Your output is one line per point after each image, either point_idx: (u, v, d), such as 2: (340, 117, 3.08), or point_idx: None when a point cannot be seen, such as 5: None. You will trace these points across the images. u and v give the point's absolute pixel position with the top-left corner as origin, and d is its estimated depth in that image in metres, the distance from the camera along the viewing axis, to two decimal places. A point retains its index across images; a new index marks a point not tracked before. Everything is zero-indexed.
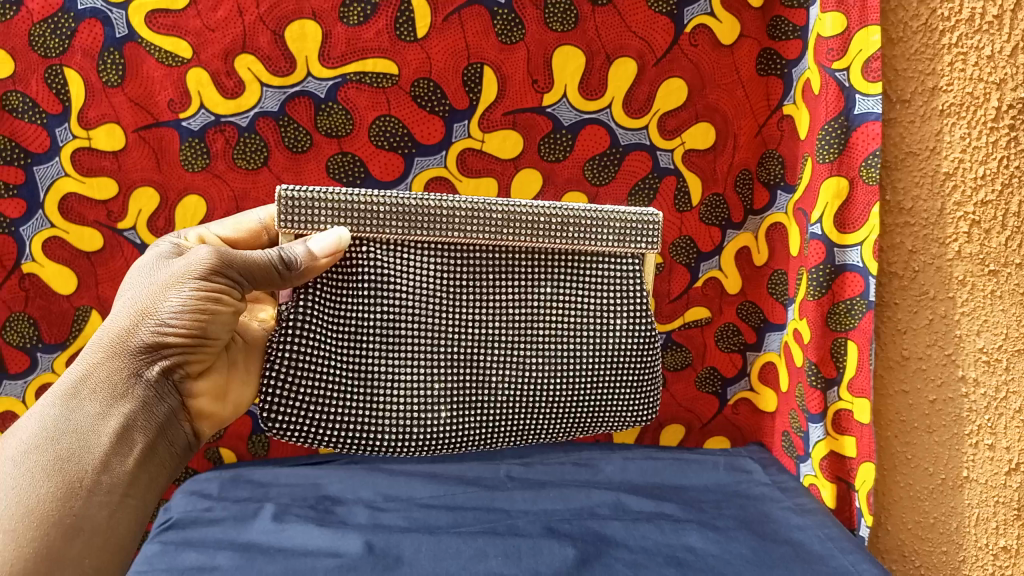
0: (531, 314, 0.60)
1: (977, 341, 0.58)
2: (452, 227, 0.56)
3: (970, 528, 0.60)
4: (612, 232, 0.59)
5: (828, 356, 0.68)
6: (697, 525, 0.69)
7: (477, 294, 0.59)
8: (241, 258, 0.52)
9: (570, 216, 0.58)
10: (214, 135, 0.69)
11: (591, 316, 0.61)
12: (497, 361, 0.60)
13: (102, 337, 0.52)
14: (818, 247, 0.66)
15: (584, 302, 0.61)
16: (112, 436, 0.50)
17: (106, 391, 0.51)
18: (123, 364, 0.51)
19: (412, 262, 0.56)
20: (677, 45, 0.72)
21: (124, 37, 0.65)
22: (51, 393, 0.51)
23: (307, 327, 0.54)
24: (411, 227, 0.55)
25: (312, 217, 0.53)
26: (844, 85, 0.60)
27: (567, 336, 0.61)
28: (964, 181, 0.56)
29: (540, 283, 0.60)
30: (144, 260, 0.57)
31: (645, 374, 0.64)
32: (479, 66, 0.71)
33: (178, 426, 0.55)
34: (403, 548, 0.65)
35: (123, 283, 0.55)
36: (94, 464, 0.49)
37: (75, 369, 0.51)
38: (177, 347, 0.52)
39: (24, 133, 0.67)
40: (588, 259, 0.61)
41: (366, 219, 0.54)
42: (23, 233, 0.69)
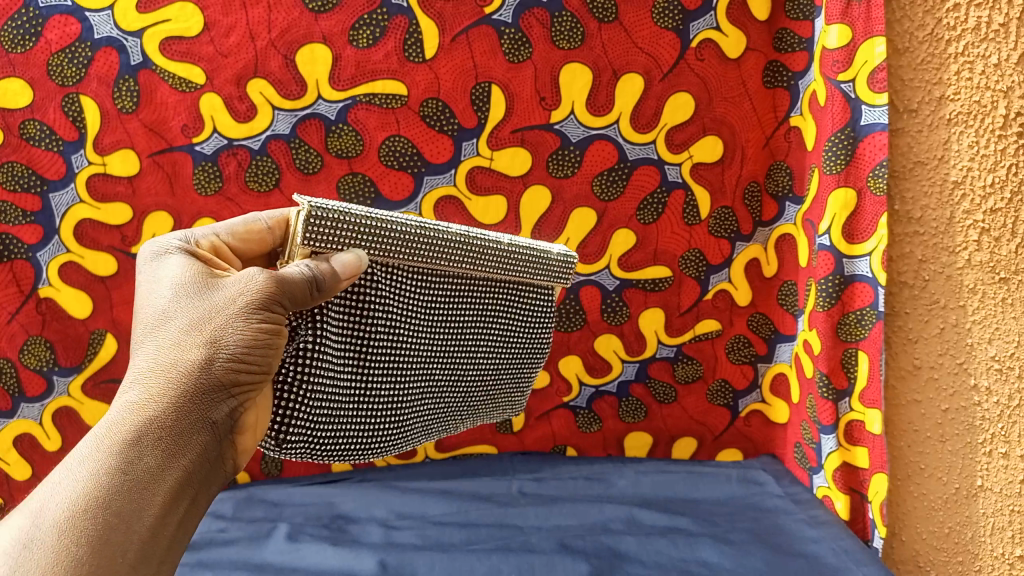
0: (479, 336, 0.56)
1: (989, 349, 0.57)
2: (453, 254, 0.51)
3: (986, 537, 0.59)
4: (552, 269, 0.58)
5: (839, 367, 0.70)
6: (711, 538, 0.69)
7: (438, 319, 0.53)
8: (275, 279, 0.43)
9: (539, 251, 0.57)
10: (226, 159, 0.70)
11: (526, 340, 0.60)
12: (440, 382, 0.55)
13: (158, 369, 0.43)
14: (826, 258, 0.68)
15: (529, 329, 0.60)
16: (166, 497, 0.41)
17: (168, 435, 0.42)
18: (191, 397, 0.43)
19: (410, 288, 0.51)
20: (684, 60, 0.72)
21: (138, 64, 0.66)
22: (96, 436, 0.42)
23: (319, 356, 0.47)
24: (418, 252, 0.49)
25: (334, 237, 0.45)
26: (850, 96, 0.62)
27: (502, 358, 0.59)
28: (972, 190, 0.55)
29: (493, 309, 0.56)
30: (168, 272, 0.48)
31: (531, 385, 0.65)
32: (487, 86, 0.71)
33: (224, 471, 0.46)
34: (416, 566, 0.66)
35: (155, 303, 0.46)
36: (144, 531, 0.40)
37: (125, 405, 0.43)
38: (246, 381, 0.44)
39: (40, 160, 0.68)
40: (538, 290, 0.60)
41: (381, 242, 0.47)
42: (40, 258, 0.70)
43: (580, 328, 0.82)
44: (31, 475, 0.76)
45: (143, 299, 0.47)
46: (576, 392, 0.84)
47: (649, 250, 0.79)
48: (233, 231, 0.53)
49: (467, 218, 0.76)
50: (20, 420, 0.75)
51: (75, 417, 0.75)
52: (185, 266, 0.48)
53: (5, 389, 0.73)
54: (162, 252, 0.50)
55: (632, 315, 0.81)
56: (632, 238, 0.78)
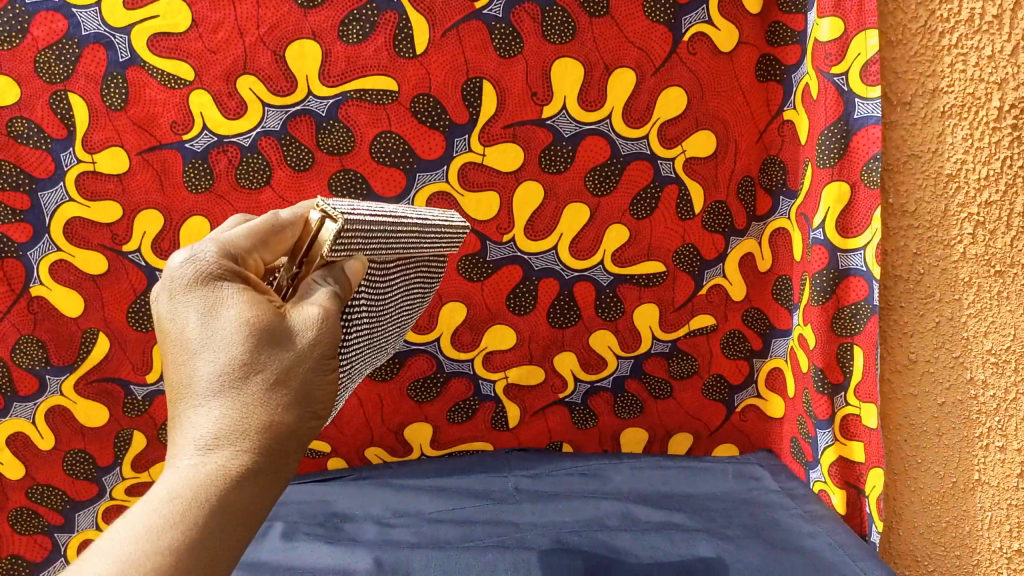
0: (399, 306, 0.57)
1: (984, 343, 0.57)
2: (410, 240, 0.51)
3: (983, 531, 0.59)
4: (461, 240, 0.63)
5: (834, 362, 0.69)
6: (707, 534, 0.69)
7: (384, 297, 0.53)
8: (331, 315, 0.41)
9: (458, 229, 0.59)
10: (216, 156, 0.70)
11: (424, 300, 0.64)
12: (371, 351, 0.55)
13: (242, 431, 0.38)
14: (821, 251, 0.68)
15: (424, 293, 0.63)
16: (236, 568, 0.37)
17: (251, 508, 0.37)
18: (283, 460, 0.39)
19: (373, 277, 0.50)
20: (676, 54, 0.72)
21: (127, 61, 0.66)
22: (160, 503, 0.35)
23: None
24: (394, 244, 0.49)
25: (350, 244, 0.44)
26: (843, 89, 0.62)
27: (406, 319, 0.61)
28: (967, 183, 0.55)
29: (411, 281, 0.58)
30: (229, 303, 0.39)
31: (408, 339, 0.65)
32: (478, 81, 0.71)
33: None
34: (411, 565, 0.65)
35: (223, 341, 0.38)
36: None
37: (200, 469, 0.36)
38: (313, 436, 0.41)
39: (28, 158, 0.67)
40: (437, 259, 0.62)
41: (375, 240, 0.46)
42: (30, 257, 0.70)
43: (574, 324, 0.81)
44: (24, 475, 0.76)
45: (193, 330, 0.38)
46: (571, 389, 0.84)
47: (643, 245, 0.79)
48: (249, 231, 0.44)
49: (460, 214, 0.76)
50: (12, 420, 0.74)
51: (68, 416, 0.75)
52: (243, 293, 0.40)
53: None
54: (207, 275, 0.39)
55: (626, 311, 0.81)
56: (625, 234, 0.78)
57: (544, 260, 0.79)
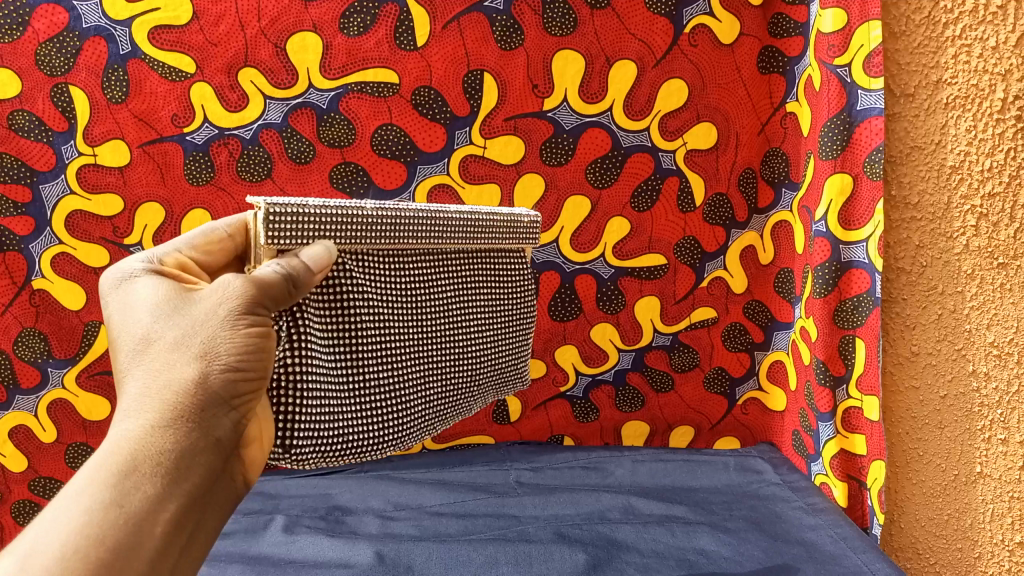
0: (462, 308, 0.55)
1: (987, 335, 0.56)
2: (418, 231, 0.50)
3: (985, 524, 0.58)
4: (520, 233, 0.59)
5: (836, 354, 0.69)
6: (709, 527, 0.69)
7: (417, 295, 0.52)
8: (253, 283, 0.41)
9: (500, 220, 0.57)
10: (217, 148, 0.70)
11: (515, 304, 0.60)
12: (436, 358, 0.54)
13: (152, 392, 0.38)
14: (823, 244, 0.68)
15: (513, 296, 0.60)
16: (167, 531, 0.35)
17: (174, 462, 0.37)
18: (204, 410, 0.39)
19: (383, 272, 0.50)
20: (677, 46, 0.72)
21: (127, 54, 0.66)
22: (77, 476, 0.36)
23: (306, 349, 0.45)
24: (387, 234, 0.48)
25: (297, 232, 0.43)
26: (846, 81, 0.61)
27: (493, 327, 0.58)
28: (970, 174, 0.55)
29: (471, 282, 0.56)
30: (143, 295, 0.43)
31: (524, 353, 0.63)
32: (479, 73, 0.71)
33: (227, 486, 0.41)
34: (413, 557, 0.65)
35: (138, 323, 0.41)
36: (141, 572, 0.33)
37: (111, 439, 0.37)
38: (247, 390, 0.40)
39: (29, 151, 0.67)
40: (503, 256, 0.59)
41: (348, 230, 0.46)
42: (32, 250, 0.70)
43: (575, 318, 0.81)
44: (26, 468, 0.76)
45: (118, 325, 0.42)
46: (572, 382, 0.84)
47: (645, 238, 0.79)
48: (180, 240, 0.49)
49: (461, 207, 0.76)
50: (14, 413, 0.74)
51: (70, 409, 0.75)
52: (161, 284, 0.44)
53: None
54: (125, 277, 0.45)
55: (628, 304, 0.81)
56: (626, 226, 0.78)
57: (545, 253, 0.79)
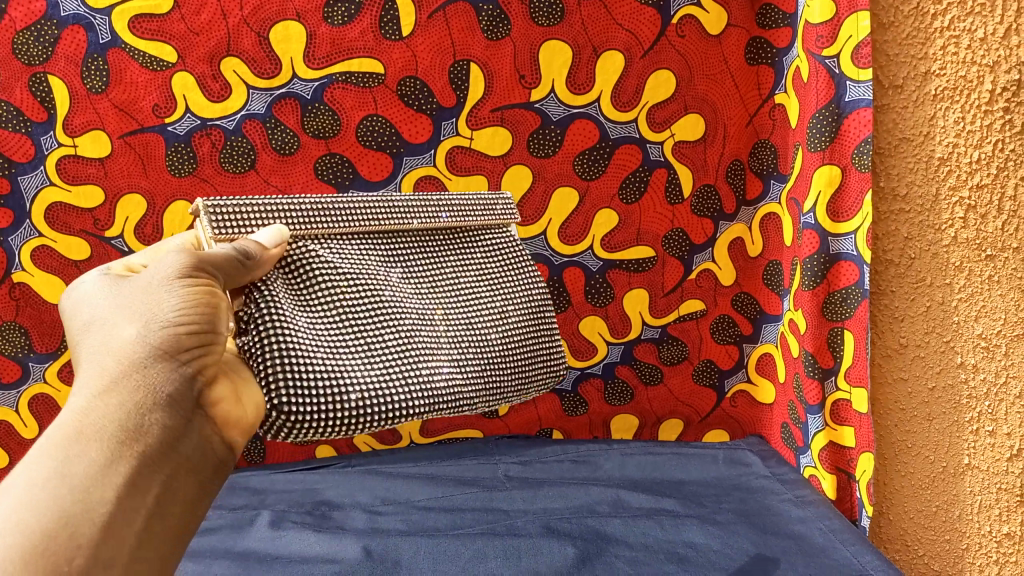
0: (438, 281, 0.60)
1: (975, 327, 0.56)
2: (375, 216, 0.57)
3: (973, 515, 0.58)
4: (479, 209, 0.64)
5: (825, 346, 0.69)
6: (698, 520, 0.69)
7: (392, 271, 0.58)
8: (196, 256, 0.44)
9: (452, 201, 0.63)
10: (200, 139, 0.69)
11: (496, 272, 0.63)
12: (429, 325, 0.57)
13: (98, 365, 0.40)
14: (812, 236, 0.67)
15: (495, 267, 0.63)
16: (121, 489, 0.38)
17: (122, 429, 0.39)
18: (149, 373, 0.40)
19: (352, 254, 0.56)
20: (665, 37, 0.71)
21: (107, 43, 0.65)
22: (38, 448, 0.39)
23: (286, 314, 0.49)
24: (343, 218, 0.56)
25: (239, 221, 0.50)
26: (834, 72, 0.61)
27: (484, 296, 0.61)
28: (959, 166, 0.54)
29: (441, 258, 0.61)
30: (91, 290, 0.45)
31: (535, 315, 0.63)
32: (465, 64, 0.70)
33: (197, 443, 0.42)
34: (400, 552, 0.65)
35: (86, 311, 0.44)
36: (93, 529, 0.36)
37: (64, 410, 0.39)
38: (194, 346, 0.42)
39: (8, 142, 0.66)
40: (470, 234, 0.64)
41: (302, 215, 0.54)
42: (11, 243, 0.69)
43: (563, 311, 0.81)
44: (6, 464, 0.75)
45: (69, 319, 0.45)
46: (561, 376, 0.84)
47: (633, 230, 0.78)
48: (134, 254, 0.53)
49: None
50: None
51: (52, 404, 0.74)
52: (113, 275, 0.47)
53: None
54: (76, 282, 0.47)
55: (616, 297, 0.81)
56: (614, 218, 0.77)
57: (533, 245, 0.78)
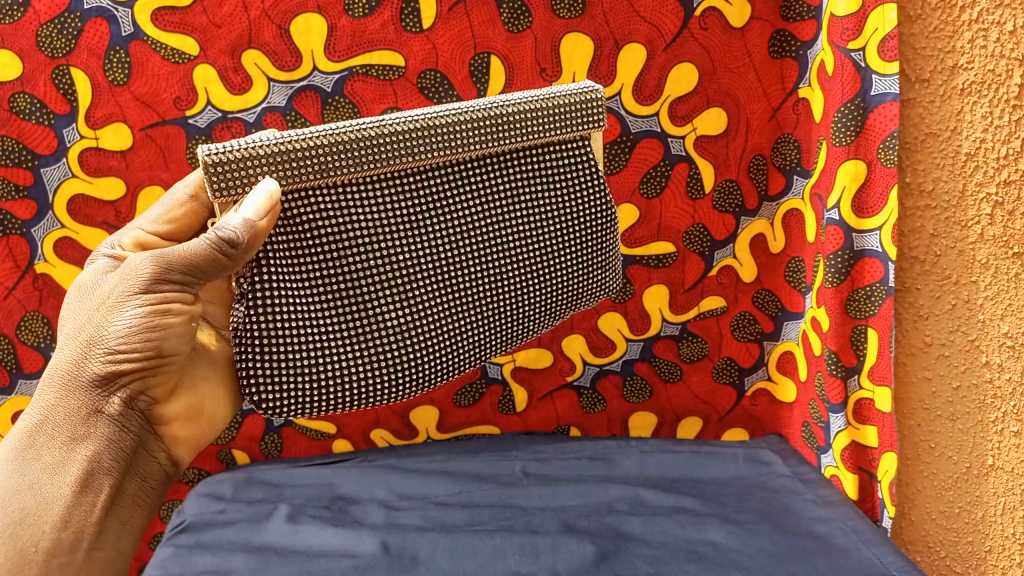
0: (460, 229, 0.55)
1: (1001, 326, 0.56)
2: (404, 142, 0.51)
3: (996, 517, 0.58)
4: (552, 117, 0.55)
5: (848, 344, 0.67)
6: (717, 519, 0.68)
7: (416, 209, 0.53)
8: (162, 263, 0.47)
9: (542, 101, 0.54)
10: (221, 132, 0.69)
11: (545, 208, 0.57)
12: (427, 291, 0.54)
13: (57, 369, 0.49)
14: (835, 232, 0.65)
15: (555, 192, 0.58)
16: (74, 486, 0.48)
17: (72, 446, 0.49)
18: (80, 402, 0.48)
19: (368, 192, 0.52)
20: (687, 30, 0.70)
21: (129, 35, 0.65)
22: (12, 436, 0.49)
23: (281, 293, 0.51)
24: (361, 151, 0.50)
25: (243, 174, 0.47)
26: (860, 65, 0.59)
27: (509, 249, 0.56)
28: (986, 162, 0.54)
29: (472, 196, 0.55)
30: (86, 274, 0.54)
31: (575, 250, 0.59)
32: (486, 56, 0.70)
33: (150, 456, 0.53)
34: (418, 548, 0.64)
35: (70, 304, 0.52)
36: (52, 524, 0.47)
37: (34, 408, 0.49)
38: (136, 371, 0.49)
39: (31, 135, 0.67)
40: (546, 149, 0.57)
41: (305, 153, 0.49)
42: (34, 234, 0.70)
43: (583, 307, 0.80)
44: None
45: (65, 300, 0.53)
46: (580, 371, 0.84)
47: (653, 225, 0.78)
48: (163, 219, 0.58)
49: None
50: (18, 397, 0.74)
51: None
52: (97, 273, 0.53)
53: (2, 365, 0.73)
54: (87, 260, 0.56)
55: (635, 293, 0.80)
56: (635, 214, 0.77)
57: None
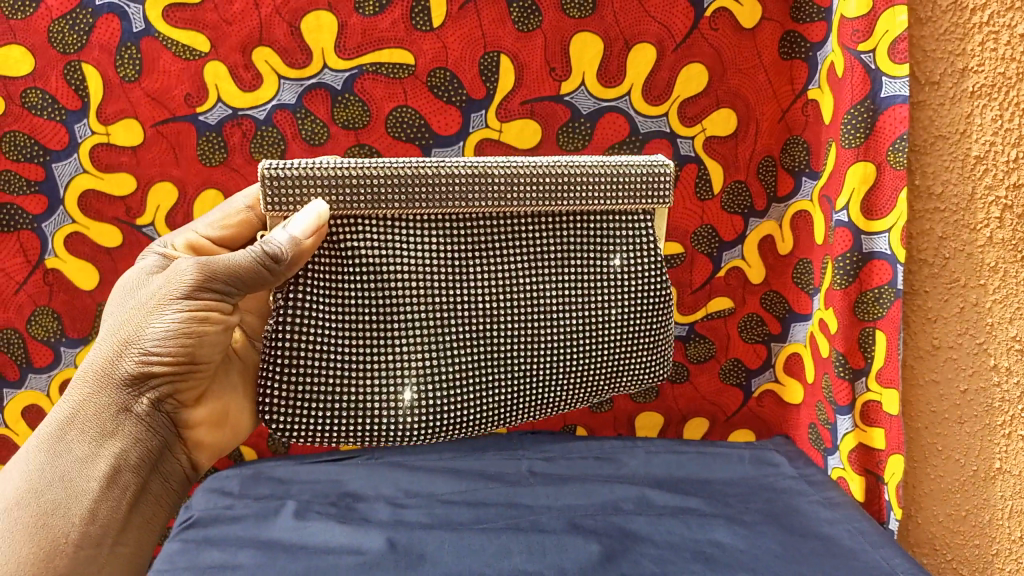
0: (502, 282, 0.55)
1: (1009, 329, 0.57)
2: (459, 192, 0.52)
3: (1003, 520, 0.59)
4: (618, 188, 0.55)
5: (856, 347, 0.66)
6: (724, 520, 0.68)
7: (462, 258, 0.54)
8: (205, 270, 0.48)
9: (606, 169, 0.55)
10: (231, 129, 0.69)
11: (592, 273, 0.58)
12: (460, 339, 0.55)
13: (91, 365, 0.50)
14: (844, 235, 0.65)
15: (604, 259, 0.58)
16: (101, 481, 0.48)
17: (101, 443, 0.49)
18: (111, 399, 0.49)
19: (413, 232, 0.53)
20: (697, 30, 0.70)
21: (140, 32, 0.65)
22: (44, 428, 0.49)
23: (308, 315, 0.51)
24: (414, 193, 0.51)
25: (299, 192, 0.48)
26: (870, 67, 0.58)
27: (547, 306, 0.57)
28: (995, 164, 0.54)
29: (517, 250, 0.56)
30: (132, 274, 0.56)
31: (615, 325, 0.59)
32: (496, 56, 0.70)
33: (173, 459, 0.53)
34: (425, 545, 0.65)
35: (114, 302, 0.53)
36: (80, 517, 0.47)
37: (66, 402, 0.49)
38: (168, 375, 0.49)
39: (43, 130, 0.67)
40: (604, 216, 0.57)
41: (361, 184, 0.50)
42: (45, 229, 0.70)
43: None
44: None
45: (111, 298, 0.55)
46: None
47: None
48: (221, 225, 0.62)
49: None
50: (27, 391, 0.75)
51: None
52: (143, 272, 0.56)
53: (12, 359, 0.73)
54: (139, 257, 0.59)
55: None
56: None
57: None
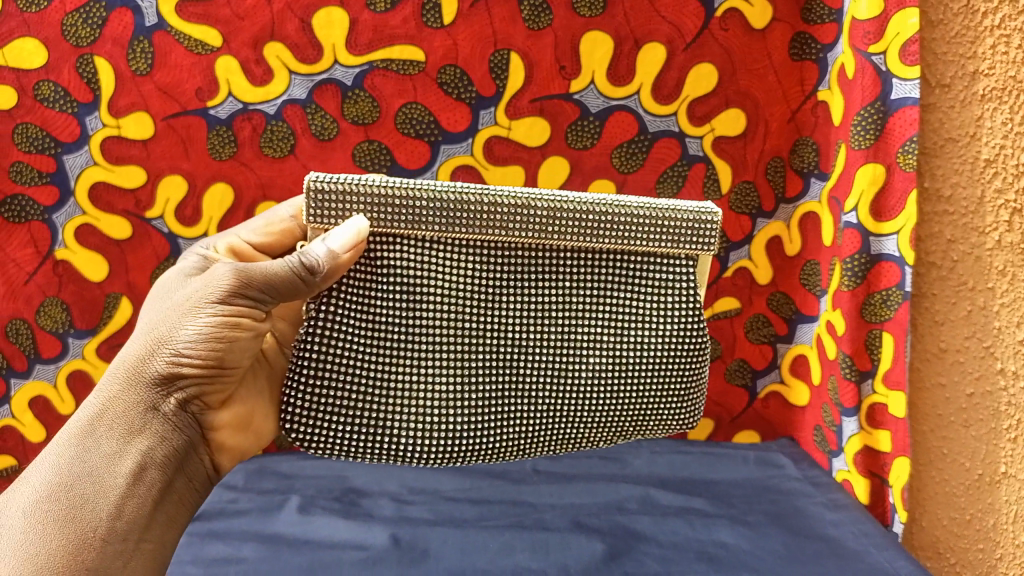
0: (535, 314, 0.55)
1: (1017, 333, 0.55)
2: (500, 221, 0.51)
3: (1007, 525, 0.58)
4: (662, 231, 0.55)
5: (863, 348, 0.66)
6: (727, 520, 0.68)
7: (497, 288, 0.54)
8: (240, 275, 0.49)
9: (650, 210, 0.54)
10: (241, 123, 0.69)
11: (626, 312, 0.56)
12: (488, 368, 0.54)
13: (126, 362, 0.50)
14: (852, 236, 0.64)
15: (641, 300, 0.56)
16: (128, 477, 0.48)
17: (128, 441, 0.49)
18: (140, 397, 0.49)
19: (451, 258, 0.52)
20: (707, 31, 0.70)
21: (153, 26, 0.66)
22: (75, 422, 0.49)
23: (334, 327, 0.51)
24: (455, 219, 0.51)
25: (341, 208, 0.49)
26: (880, 69, 0.58)
27: (579, 341, 0.56)
28: (1005, 168, 0.54)
29: (553, 282, 0.55)
30: (173, 274, 0.57)
31: (644, 370, 0.57)
32: (506, 53, 0.70)
33: (197, 460, 0.53)
34: (429, 541, 0.65)
35: (153, 301, 0.55)
36: (106, 513, 0.46)
37: (99, 398, 0.50)
38: (197, 377, 0.50)
39: (55, 122, 0.67)
40: (646, 256, 0.56)
41: (404, 205, 0.50)
42: (55, 220, 0.70)
43: None
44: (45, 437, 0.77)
45: (150, 296, 0.56)
46: None
47: None
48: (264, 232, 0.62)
49: None
50: (34, 381, 0.75)
51: (89, 381, 0.75)
52: (183, 273, 0.57)
53: (19, 349, 0.73)
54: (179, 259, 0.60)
55: None
56: None
57: None
